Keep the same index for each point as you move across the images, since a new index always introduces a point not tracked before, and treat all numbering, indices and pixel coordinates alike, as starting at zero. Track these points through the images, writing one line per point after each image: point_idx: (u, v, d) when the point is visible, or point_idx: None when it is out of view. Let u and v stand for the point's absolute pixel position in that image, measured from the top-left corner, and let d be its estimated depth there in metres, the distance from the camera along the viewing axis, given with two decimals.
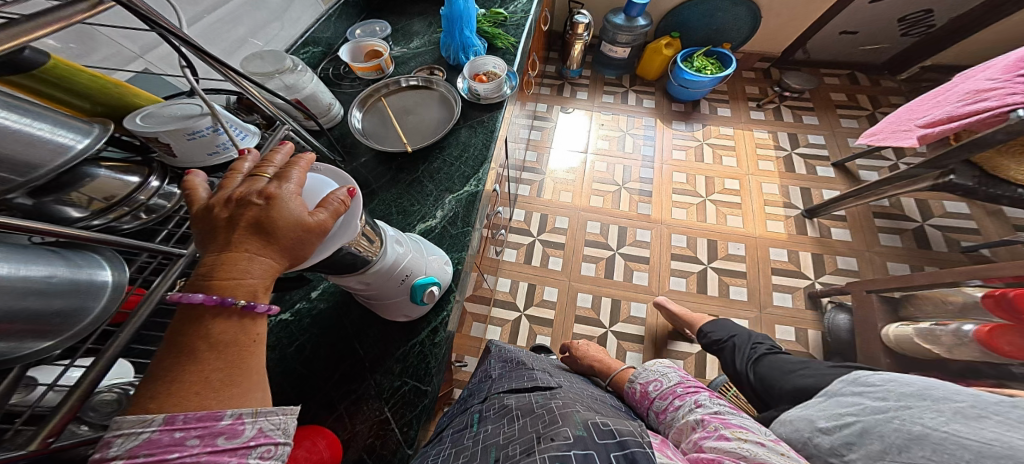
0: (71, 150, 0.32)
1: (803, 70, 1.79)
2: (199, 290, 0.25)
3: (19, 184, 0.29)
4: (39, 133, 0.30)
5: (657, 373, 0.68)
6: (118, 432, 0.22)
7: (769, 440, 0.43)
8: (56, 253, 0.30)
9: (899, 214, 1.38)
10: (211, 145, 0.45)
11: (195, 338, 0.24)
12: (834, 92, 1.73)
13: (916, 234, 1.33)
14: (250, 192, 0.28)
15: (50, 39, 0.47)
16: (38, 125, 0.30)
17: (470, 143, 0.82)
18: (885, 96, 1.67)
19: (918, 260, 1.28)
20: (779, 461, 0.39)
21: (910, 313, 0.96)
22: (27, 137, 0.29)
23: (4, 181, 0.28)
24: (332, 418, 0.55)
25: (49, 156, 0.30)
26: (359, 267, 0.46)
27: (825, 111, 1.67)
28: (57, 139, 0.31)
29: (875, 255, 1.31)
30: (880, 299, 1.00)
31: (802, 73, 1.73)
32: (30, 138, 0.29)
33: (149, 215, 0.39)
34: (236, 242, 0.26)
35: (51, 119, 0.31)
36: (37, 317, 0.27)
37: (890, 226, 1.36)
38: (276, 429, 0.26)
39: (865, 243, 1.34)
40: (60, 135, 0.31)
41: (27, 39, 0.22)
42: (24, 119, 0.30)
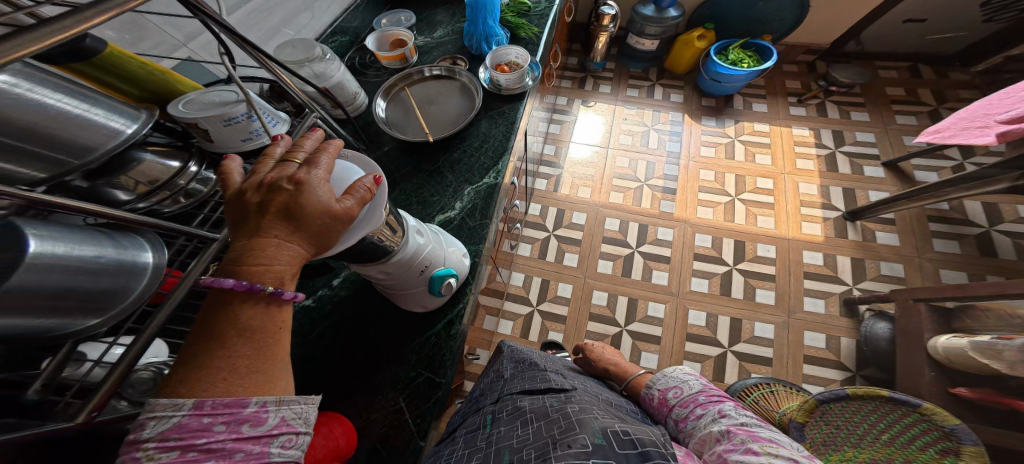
0: (122, 135, 0.32)
1: (854, 63, 1.69)
2: (229, 275, 0.24)
3: (74, 168, 0.29)
4: (94, 118, 0.30)
5: (676, 379, 0.66)
6: (151, 415, 0.22)
7: (802, 457, 0.41)
8: (105, 234, 0.31)
9: (960, 218, 1.30)
10: (246, 132, 0.45)
11: (225, 323, 0.24)
12: (890, 86, 1.63)
13: (979, 241, 1.24)
14: (280, 177, 0.27)
15: (106, 29, 0.49)
16: (93, 110, 0.30)
17: (490, 136, 0.80)
18: (953, 91, 1.57)
19: (979, 268, 1.20)
20: None
21: (966, 325, 0.90)
22: (83, 121, 0.29)
23: (60, 163, 0.29)
24: (348, 406, 0.55)
25: (102, 139, 0.30)
26: (380, 257, 0.46)
27: (878, 106, 1.58)
28: (111, 124, 0.31)
29: (925, 261, 1.24)
30: (930, 308, 0.95)
31: (852, 66, 1.64)
32: (86, 122, 0.29)
33: (188, 199, 0.39)
34: (266, 227, 0.26)
35: (105, 103, 0.31)
36: (85, 295, 0.28)
37: (945, 231, 1.28)
38: (298, 419, 0.26)
39: (915, 248, 1.26)
40: (113, 120, 0.31)
41: (89, 26, 0.21)
42: (82, 103, 0.30)
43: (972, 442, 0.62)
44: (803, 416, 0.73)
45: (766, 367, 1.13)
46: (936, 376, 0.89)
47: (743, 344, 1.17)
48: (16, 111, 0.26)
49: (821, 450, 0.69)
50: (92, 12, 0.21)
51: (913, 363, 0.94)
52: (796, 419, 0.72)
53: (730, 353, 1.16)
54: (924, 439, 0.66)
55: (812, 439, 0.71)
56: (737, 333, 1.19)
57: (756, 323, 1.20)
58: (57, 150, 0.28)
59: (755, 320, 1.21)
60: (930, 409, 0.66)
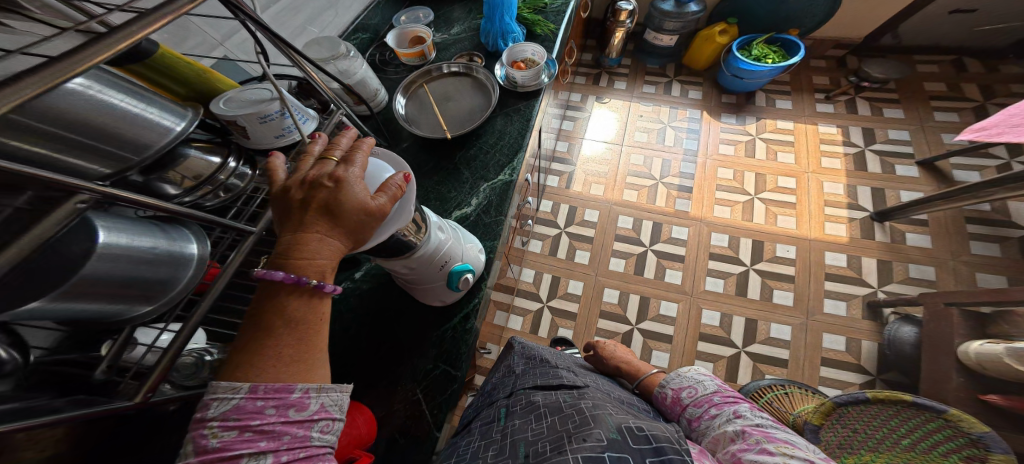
0: (173, 132, 0.33)
1: (890, 57, 1.63)
2: (278, 268, 0.25)
3: (134, 164, 0.31)
4: (150, 116, 0.32)
5: (690, 379, 0.66)
6: (213, 396, 0.23)
7: (818, 458, 0.41)
8: (158, 227, 0.35)
9: (1002, 219, 1.26)
10: (279, 128, 0.46)
11: (271, 313, 0.25)
12: (931, 81, 1.58)
13: (1022, 244, 1.20)
14: (320, 174, 0.28)
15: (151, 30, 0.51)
16: (147, 108, 0.32)
17: (506, 133, 0.81)
18: (1002, 85, 1.51)
19: (1017, 272, 1.16)
20: None
21: (1002, 331, 0.88)
22: (139, 119, 0.31)
23: (122, 160, 0.30)
24: (369, 396, 0.57)
25: (158, 137, 0.32)
26: (404, 252, 0.47)
27: (915, 103, 1.54)
28: (162, 122, 0.33)
29: (959, 264, 1.21)
30: (963, 313, 0.93)
31: (888, 60, 1.59)
32: (142, 121, 0.31)
33: (227, 194, 0.41)
34: (307, 223, 0.27)
35: (158, 103, 0.33)
36: (144, 281, 0.32)
37: (986, 233, 1.24)
38: (334, 405, 0.27)
39: (949, 251, 1.23)
40: (166, 118, 0.33)
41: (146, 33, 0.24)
42: (140, 103, 0.31)
43: (1002, 451, 0.61)
44: (819, 418, 0.72)
45: (781, 368, 1.13)
46: (964, 382, 0.87)
47: (757, 345, 1.17)
48: (87, 112, 0.28)
49: (837, 453, 0.69)
50: (149, 19, 0.24)
51: (940, 368, 0.92)
52: (812, 421, 0.72)
53: (743, 354, 1.15)
54: (948, 445, 0.65)
55: (827, 442, 0.70)
56: (752, 334, 1.18)
57: (772, 324, 1.19)
58: (118, 148, 0.30)
59: (771, 321, 1.19)
60: (955, 416, 0.65)
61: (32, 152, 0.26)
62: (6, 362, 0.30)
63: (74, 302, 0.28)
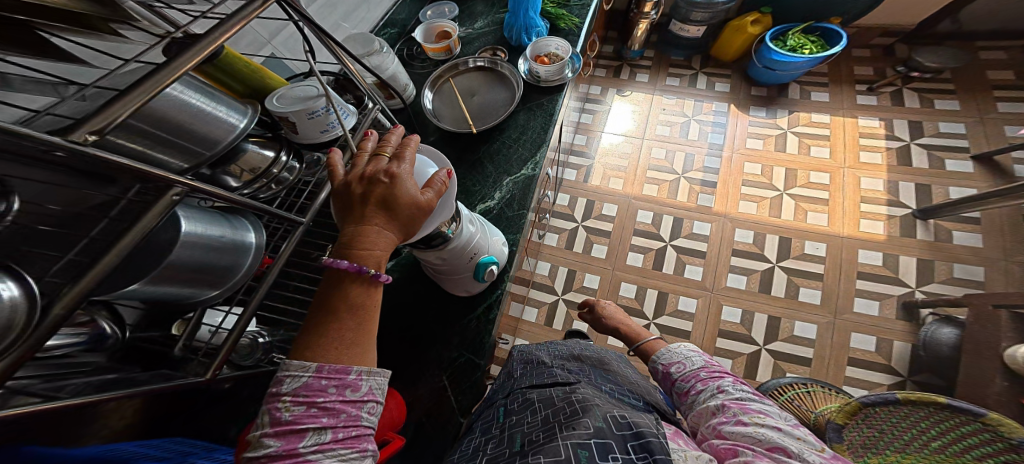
0: (237, 129, 0.36)
1: (946, 45, 1.54)
2: (343, 257, 0.28)
3: (205, 159, 0.34)
4: (218, 114, 0.34)
5: (680, 354, 0.62)
6: (286, 373, 0.25)
7: (787, 424, 0.41)
8: (223, 218, 0.39)
9: None
10: (324, 124, 0.48)
11: (336, 298, 0.27)
12: (993, 70, 1.49)
13: None
14: (376, 170, 0.30)
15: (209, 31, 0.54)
16: (215, 106, 0.34)
17: (529, 128, 0.82)
18: None
19: None
20: (794, 445, 0.38)
21: None
22: (209, 117, 0.34)
23: (195, 154, 0.34)
24: (399, 380, 0.62)
25: (225, 133, 0.35)
26: (437, 244, 0.49)
27: (972, 93, 1.46)
28: (229, 120, 0.35)
29: (1012, 264, 1.16)
30: (1011, 316, 0.89)
31: (944, 48, 1.51)
32: (211, 118, 0.34)
33: (278, 186, 0.43)
34: (367, 216, 0.29)
35: (225, 101, 0.36)
36: (214, 267, 0.36)
37: None
38: (379, 389, 0.28)
39: (1001, 250, 1.18)
40: (231, 116, 0.35)
41: (222, 40, 0.27)
42: (211, 102, 0.34)
43: None
44: (843, 417, 0.72)
45: (804, 367, 1.12)
46: (1008, 387, 0.83)
47: (778, 343, 1.16)
48: (172, 111, 0.31)
49: (859, 452, 0.69)
50: (225, 27, 0.27)
51: (980, 371, 0.89)
52: (835, 420, 0.73)
53: (764, 351, 1.15)
54: (983, 449, 0.63)
55: (850, 441, 0.71)
56: (774, 332, 1.17)
57: (797, 322, 1.18)
58: (191, 143, 0.33)
59: (796, 319, 1.18)
60: (994, 420, 0.63)
61: (129, 148, 0.30)
62: (108, 337, 0.33)
63: (157, 285, 0.32)
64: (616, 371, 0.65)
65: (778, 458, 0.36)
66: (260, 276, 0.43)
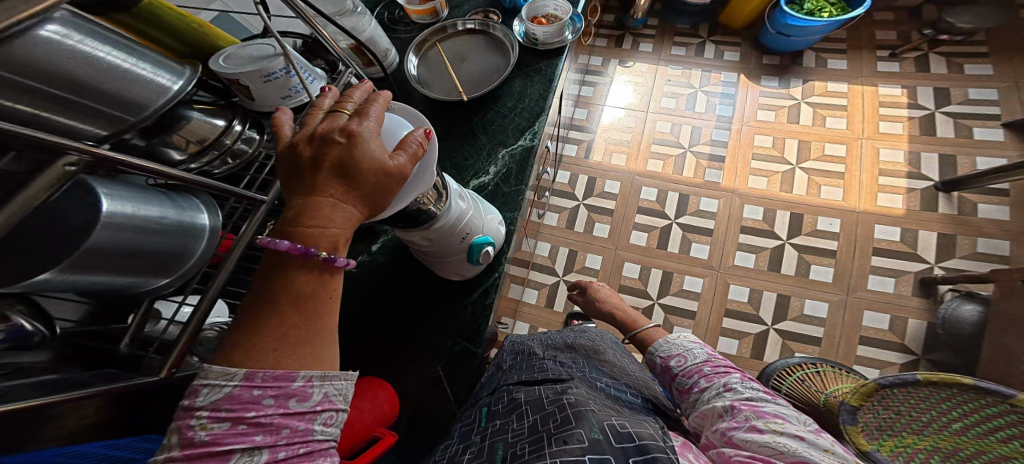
0: (169, 92, 0.30)
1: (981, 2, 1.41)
2: (285, 236, 0.22)
3: (131, 124, 0.28)
4: (142, 73, 0.28)
5: (680, 347, 0.58)
6: (203, 382, 0.20)
7: (810, 433, 0.37)
8: (166, 196, 0.33)
9: None
10: (286, 88, 0.42)
11: (277, 288, 0.22)
12: None
13: None
14: (331, 129, 0.24)
15: None
16: (139, 63, 0.28)
17: (526, 95, 0.75)
18: None
19: None
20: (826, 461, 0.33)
21: None
22: (132, 76, 0.27)
23: (117, 119, 0.28)
24: (388, 372, 0.58)
25: (153, 96, 0.29)
26: (423, 223, 0.44)
27: (1007, 55, 1.35)
28: (157, 80, 0.29)
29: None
30: None
31: (978, 7, 1.39)
32: (135, 77, 0.27)
33: (235, 160, 0.38)
34: (319, 185, 0.23)
35: (151, 58, 0.29)
36: (155, 254, 0.31)
37: None
38: (339, 395, 0.24)
39: None
40: (160, 75, 0.29)
41: None
42: (130, 57, 0.28)
43: None
44: (858, 399, 0.66)
45: (814, 346, 1.08)
46: None
47: (788, 322, 1.12)
48: (68, 61, 0.24)
49: (872, 436, 0.65)
50: None
51: (1005, 349, 0.84)
52: (850, 402, 0.66)
53: (773, 331, 1.11)
54: (1009, 432, 0.57)
55: (864, 423, 0.66)
56: (784, 311, 1.13)
57: (807, 300, 1.13)
58: (110, 106, 0.27)
59: (806, 298, 1.14)
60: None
61: (17, 110, 0.23)
62: (32, 335, 0.29)
63: (82, 275, 0.25)
64: (611, 363, 0.61)
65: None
66: (218, 263, 0.38)
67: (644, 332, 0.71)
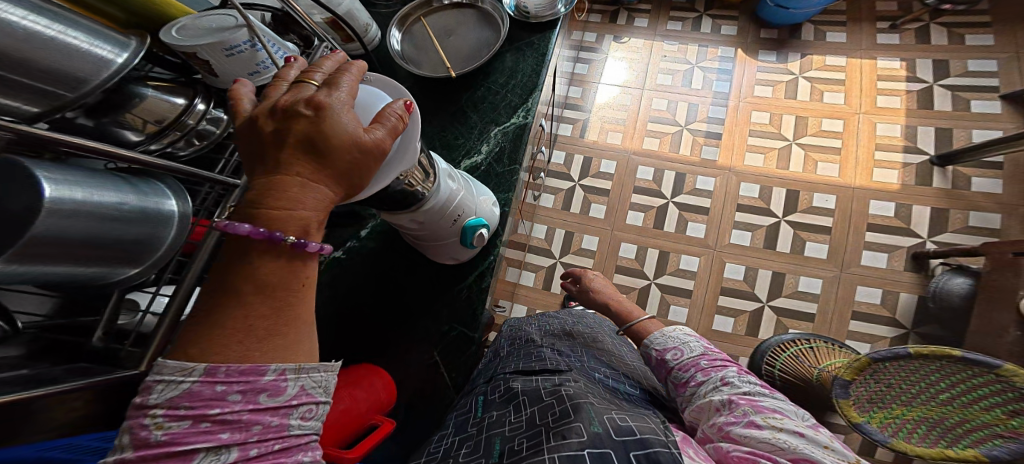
0: (113, 65, 0.27)
1: None
2: (246, 219, 0.20)
3: (70, 101, 0.26)
4: (76, 43, 0.25)
5: (675, 340, 0.55)
6: (157, 378, 0.18)
7: (808, 429, 0.36)
8: (125, 181, 0.30)
9: None
10: (253, 63, 0.39)
11: (240, 277, 0.20)
12: None
13: None
14: (295, 100, 0.21)
15: None
16: (70, 32, 0.25)
17: (519, 70, 0.71)
18: None
19: None
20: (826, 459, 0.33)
21: None
22: (65, 46, 0.24)
23: (54, 95, 0.25)
24: (383, 358, 0.58)
25: (93, 70, 0.26)
26: (412, 204, 0.41)
27: (1009, 24, 1.32)
28: (95, 51, 0.26)
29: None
30: None
31: None
32: (68, 48, 0.24)
33: (201, 141, 0.36)
34: (285, 162, 0.21)
35: (83, 26, 0.26)
36: (118, 243, 0.29)
37: None
38: (317, 387, 0.23)
39: (1021, 196, 1.11)
40: (98, 46, 0.26)
41: None
42: (55, 24, 0.24)
43: None
44: (851, 374, 0.65)
45: (808, 322, 1.10)
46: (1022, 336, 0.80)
47: (783, 299, 1.13)
48: None
49: (864, 408, 0.65)
50: None
51: (993, 322, 0.85)
52: (843, 377, 0.65)
53: (768, 308, 1.12)
54: (991, 400, 0.59)
55: (856, 396, 0.65)
56: (779, 288, 1.14)
57: (802, 277, 1.14)
58: (46, 81, 0.24)
59: (801, 275, 1.14)
60: (1009, 371, 0.56)
61: None
62: None
63: (33, 265, 0.23)
64: (608, 350, 0.63)
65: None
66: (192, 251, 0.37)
67: (640, 325, 0.65)
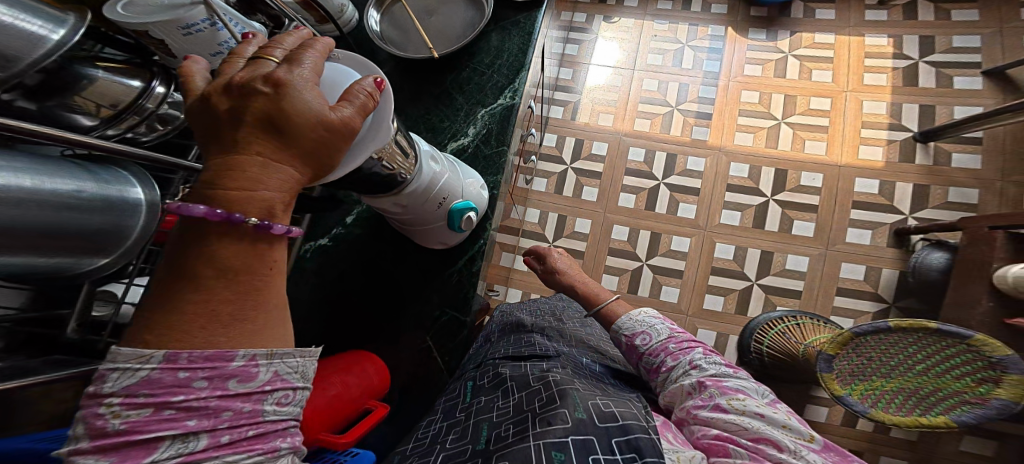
0: (47, 42, 0.23)
1: None
2: (203, 200, 0.19)
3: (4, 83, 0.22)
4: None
5: (642, 324, 0.53)
6: (112, 366, 0.18)
7: (768, 408, 0.37)
8: (81, 168, 0.29)
9: None
10: (213, 44, 0.36)
11: (198, 261, 0.19)
12: None
13: None
14: (253, 76, 0.20)
15: None
16: None
17: (505, 49, 0.69)
18: None
19: None
20: (784, 438, 0.34)
21: None
22: None
23: None
24: (375, 344, 0.58)
25: (26, 48, 0.22)
26: (394, 187, 0.41)
27: None
28: (23, 26, 0.22)
29: (1008, 185, 1.12)
30: (1007, 236, 0.86)
31: None
32: None
33: (165, 126, 0.35)
34: (243, 141, 0.20)
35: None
36: (80, 232, 0.27)
37: None
38: (293, 372, 0.23)
39: (999, 171, 1.14)
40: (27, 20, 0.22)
41: None
42: None
43: (1020, 372, 0.55)
44: (834, 348, 0.65)
45: (795, 299, 1.13)
46: (994, 307, 0.83)
47: (771, 277, 1.15)
48: None
49: (846, 381, 0.67)
50: None
51: (967, 295, 0.88)
52: (827, 351, 0.66)
53: (756, 286, 1.15)
54: (964, 369, 0.61)
55: (839, 370, 0.67)
56: (767, 266, 1.16)
57: (790, 255, 1.16)
58: None
59: (788, 253, 1.16)
60: (981, 341, 0.58)
61: None
62: None
63: None
64: (584, 335, 0.64)
65: (765, 452, 0.33)
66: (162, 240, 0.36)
67: (608, 307, 0.60)
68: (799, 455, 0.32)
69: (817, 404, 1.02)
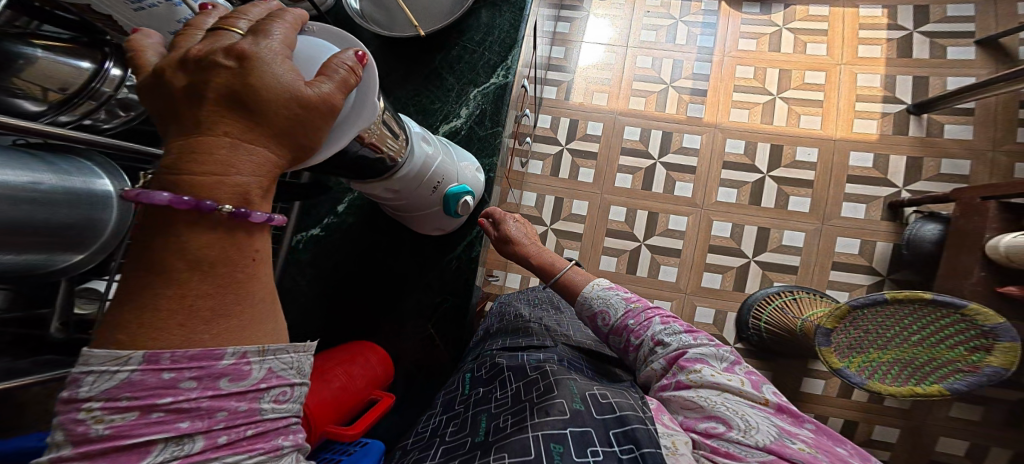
0: None
1: None
2: (169, 187, 0.17)
3: None
4: None
5: (598, 301, 0.49)
6: (85, 369, 0.16)
7: (723, 380, 0.37)
8: (34, 156, 0.25)
9: None
10: (173, 22, 0.30)
11: (169, 255, 0.17)
12: None
13: None
14: (212, 49, 0.18)
15: None
16: None
17: (495, 26, 0.65)
18: None
19: None
20: (736, 412, 0.34)
21: None
22: None
23: None
24: (376, 337, 0.57)
25: None
26: (385, 172, 0.38)
27: None
28: None
29: (999, 155, 1.13)
30: (999, 205, 0.86)
31: None
32: None
33: (128, 112, 0.33)
34: (207, 121, 0.17)
35: None
36: (46, 227, 0.25)
37: None
38: (289, 369, 0.21)
39: (990, 141, 1.14)
40: None
41: None
42: None
43: (1011, 339, 0.56)
44: (833, 322, 0.67)
45: (790, 274, 1.14)
46: (986, 276, 0.85)
47: (767, 254, 1.16)
48: None
49: (844, 353, 0.69)
50: None
51: (959, 265, 0.90)
52: (825, 326, 0.67)
53: (754, 263, 1.15)
54: (958, 337, 0.61)
55: (837, 343, 0.69)
56: (764, 243, 1.17)
57: (786, 231, 1.17)
58: None
59: (785, 229, 1.17)
60: (974, 310, 0.58)
61: None
62: None
63: None
64: (569, 321, 0.64)
65: (714, 430, 0.33)
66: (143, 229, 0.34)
67: (565, 277, 0.54)
68: (750, 432, 0.32)
69: (814, 376, 1.05)
